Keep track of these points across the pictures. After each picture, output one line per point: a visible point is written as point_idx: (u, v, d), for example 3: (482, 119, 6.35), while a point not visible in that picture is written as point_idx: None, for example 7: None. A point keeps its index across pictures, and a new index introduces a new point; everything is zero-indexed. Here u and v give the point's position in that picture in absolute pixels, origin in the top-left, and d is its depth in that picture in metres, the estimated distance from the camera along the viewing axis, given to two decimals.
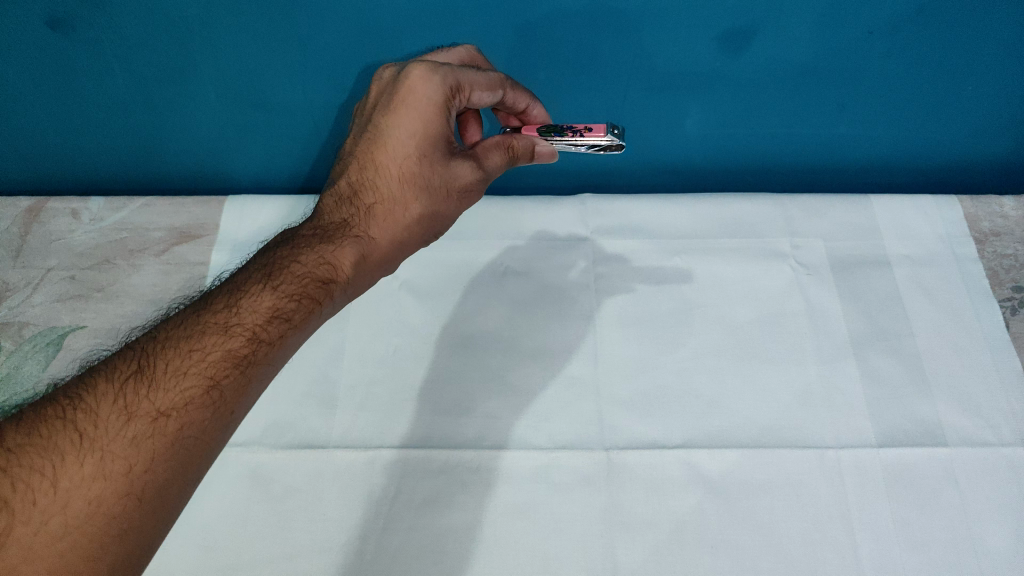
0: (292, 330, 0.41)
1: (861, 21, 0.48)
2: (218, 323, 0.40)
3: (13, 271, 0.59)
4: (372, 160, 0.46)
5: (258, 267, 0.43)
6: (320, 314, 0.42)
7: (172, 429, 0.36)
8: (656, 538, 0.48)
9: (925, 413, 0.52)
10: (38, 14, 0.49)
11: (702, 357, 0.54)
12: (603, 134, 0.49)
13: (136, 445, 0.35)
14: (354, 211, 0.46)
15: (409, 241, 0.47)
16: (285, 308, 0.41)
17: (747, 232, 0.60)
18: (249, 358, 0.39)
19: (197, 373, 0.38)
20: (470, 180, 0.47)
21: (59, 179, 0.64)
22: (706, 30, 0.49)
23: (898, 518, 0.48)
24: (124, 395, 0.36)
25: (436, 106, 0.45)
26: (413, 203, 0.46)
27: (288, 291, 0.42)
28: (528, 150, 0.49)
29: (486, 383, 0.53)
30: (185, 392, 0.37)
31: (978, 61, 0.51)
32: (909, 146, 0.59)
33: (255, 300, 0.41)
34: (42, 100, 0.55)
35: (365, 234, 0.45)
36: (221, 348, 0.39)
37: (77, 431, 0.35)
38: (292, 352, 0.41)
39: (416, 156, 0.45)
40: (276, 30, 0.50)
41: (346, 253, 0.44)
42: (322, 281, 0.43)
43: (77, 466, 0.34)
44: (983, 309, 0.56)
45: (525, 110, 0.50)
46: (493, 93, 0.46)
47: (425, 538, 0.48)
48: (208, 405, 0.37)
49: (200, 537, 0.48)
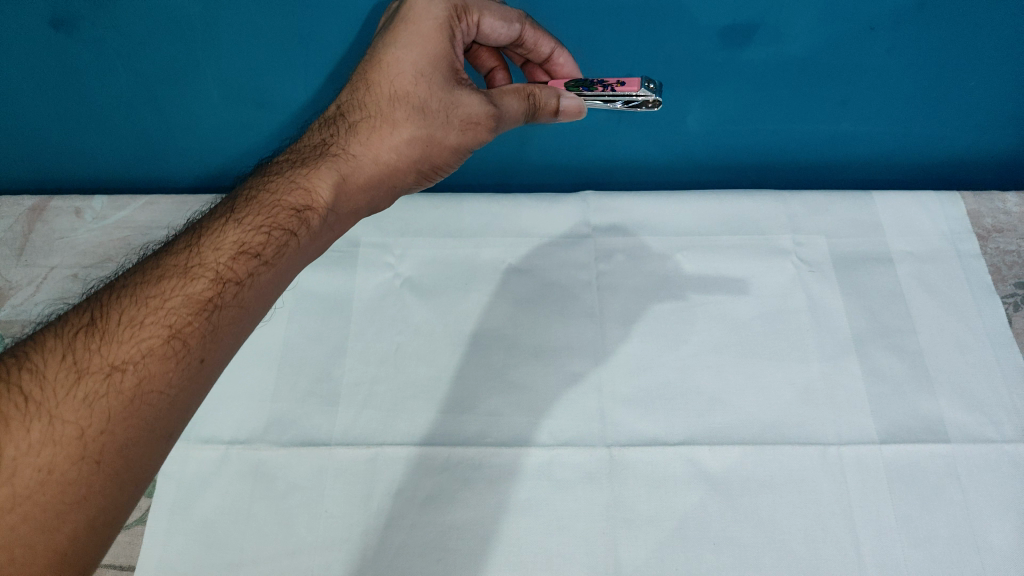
0: (262, 266, 0.40)
1: (864, 16, 0.48)
2: (179, 267, 0.39)
3: (16, 269, 0.60)
4: (365, 79, 0.47)
5: (229, 203, 0.43)
6: (296, 245, 0.42)
7: (128, 385, 0.35)
8: (658, 534, 0.48)
9: (928, 409, 0.52)
10: (41, 14, 0.49)
11: (704, 354, 0.54)
12: (637, 89, 0.48)
13: (89, 405, 0.34)
14: (339, 134, 0.46)
15: (399, 165, 0.47)
16: (253, 244, 0.40)
17: (749, 229, 0.60)
18: (215, 301, 0.38)
19: (155, 322, 0.37)
20: (471, 109, 0.46)
21: (61, 177, 0.64)
22: (708, 27, 0.48)
23: (899, 514, 0.48)
24: (74, 352, 0.35)
25: (437, 22, 0.47)
26: (403, 125, 0.46)
27: (258, 223, 0.41)
28: (552, 103, 0.48)
29: (488, 380, 0.53)
30: (142, 343, 0.36)
31: (981, 57, 0.51)
32: (911, 141, 0.59)
33: (218, 237, 0.40)
34: (44, 98, 0.55)
35: (347, 155, 0.45)
36: (181, 293, 0.38)
37: (21, 396, 0.34)
38: (263, 293, 0.40)
39: (414, 74, 0.46)
40: (279, 27, 0.50)
41: (322, 178, 0.44)
42: (296, 209, 0.42)
43: (24, 433, 0.33)
44: (986, 305, 0.56)
45: (550, 56, 0.50)
46: (506, 25, 0.47)
47: (428, 535, 0.48)
48: (168, 354, 0.36)
49: (204, 534, 0.48)
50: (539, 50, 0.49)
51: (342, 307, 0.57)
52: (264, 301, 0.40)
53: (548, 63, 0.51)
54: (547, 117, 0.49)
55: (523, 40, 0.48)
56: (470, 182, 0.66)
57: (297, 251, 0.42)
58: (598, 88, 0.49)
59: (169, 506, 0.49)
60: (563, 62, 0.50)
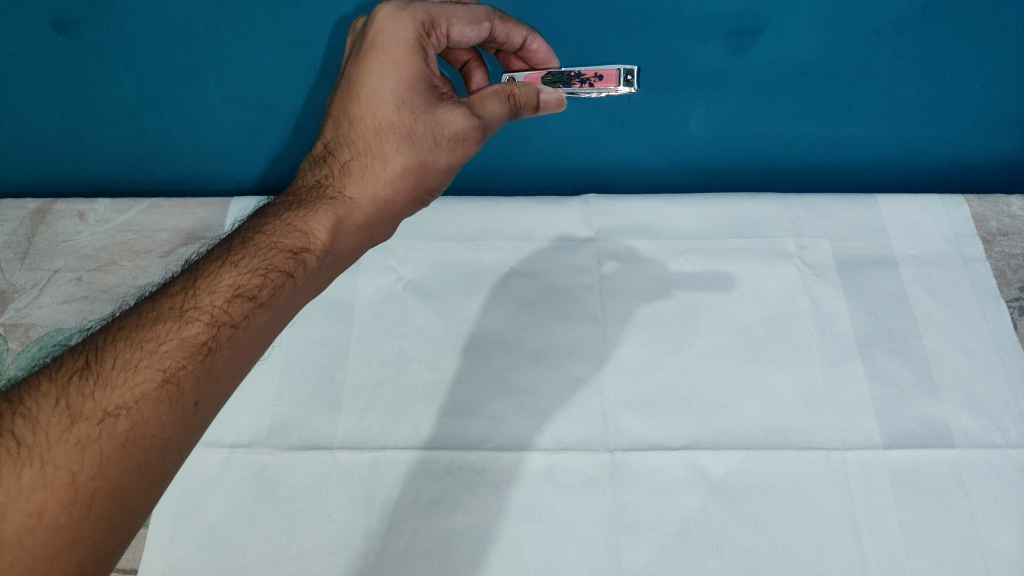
0: (257, 308, 0.40)
1: (867, 21, 0.48)
2: (175, 309, 0.39)
3: (20, 273, 0.60)
4: (347, 114, 0.46)
5: (226, 245, 0.43)
6: (294, 286, 0.42)
7: (121, 429, 0.35)
8: (661, 539, 0.48)
9: (932, 414, 0.52)
10: (44, 17, 0.49)
11: (707, 358, 0.54)
12: (615, 84, 0.49)
13: (81, 449, 0.34)
14: (333, 174, 0.46)
15: (395, 199, 0.47)
16: (249, 285, 0.40)
17: (752, 232, 0.59)
18: (209, 344, 0.38)
19: (149, 366, 0.37)
20: (457, 125, 0.46)
21: (66, 181, 0.65)
22: (710, 31, 0.48)
23: (903, 520, 0.48)
24: (68, 397, 0.35)
25: (408, 44, 0.45)
26: (394, 157, 0.46)
27: (253, 266, 0.41)
28: (530, 99, 0.47)
29: (491, 384, 0.53)
30: (136, 388, 0.36)
31: (984, 61, 0.50)
32: (915, 144, 0.59)
33: (215, 280, 0.40)
34: (48, 102, 0.56)
35: (344, 197, 0.45)
36: (176, 337, 0.38)
37: (14, 440, 0.34)
38: (260, 334, 0.40)
39: (395, 103, 0.45)
40: (281, 31, 0.50)
41: (318, 219, 0.44)
42: (292, 251, 0.42)
43: (15, 478, 0.33)
44: (991, 309, 0.56)
45: (523, 44, 0.48)
46: (476, 27, 0.45)
47: (430, 540, 0.48)
48: (161, 399, 0.36)
49: (206, 538, 0.48)
50: (513, 41, 0.48)
51: (344, 311, 0.57)
52: (261, 342, 0.40)
53: (522, 51, 0.49)
54: (529, 113, 0.49)
55: (494, 36, 0.47)
56: (472, 186, 0.66)
57: (294, 291, 0.42)
58: (576, 84, 0.49)
59: (171, 511, 0.49)
60: (537, 48, 0.48)
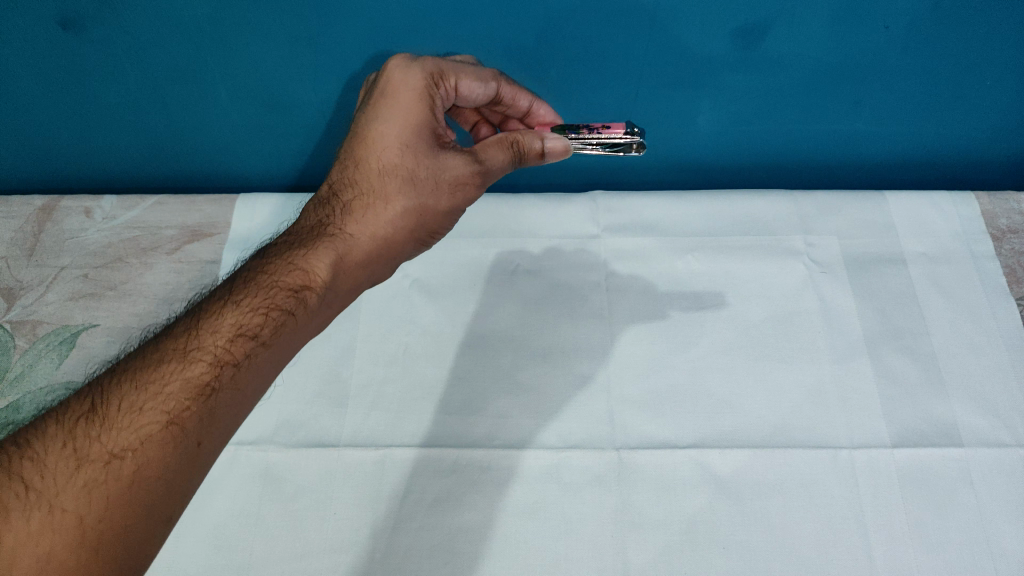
0: (259, 347, 0.40)
1: (877, 16, 0.47)
2: (178, 350, 0.39)
3: (26, 270, 0.59)
4: (353, 156, 0.47)
5: (229, 284, 0.43)
6: (294, 325, 0.42)
7: (126, 471, 0.35)
8: (668, 537, 0.47)
9: (940, 413, 0.51)
10: (50, 15, 0.49)
11: (715, 356, 0.54)
12: (625, 132, 0.49)
13: (88, 492, 0.35)
14: (335, 214, 0.46)
15: (396, 237, 0.46)
16: (251, 325, 0.40)
17: (760, 230, 0.59)
18: (212, 385, 0.38)
19: (154, 409, 0.37)
20: (457, 171, 0.47)
21: (73, 178, 0.65)
22: (718, 28, 0.48)
23: (911, 519, 0.48)
24: (75, 440, 0.36)
25: (418, 91, 0.46)
26: (395, 198, 0.46)
27: (255, 305, 0.41)
28: (535, 150, 0.48)
29: (497, 382, 0.53)
30: (140, 430, 0.36)
31: (995, 58, 0.50)
32: (925, 141, 0.58)
33: (217, 320, 0.40)
34: (55, 98, 0.56)
35: (344, 234, 0.45)
36: (179, 378, 0.38)
37: (23, 484, 0.34)
38: (261, 373, 0.40)
39: (399, 146, 0.46)
40: (288, 29, 0.50)
41: (319, 257, 0.44)
42: (294, 289, 0.42)
43: (24, 522, 0.34)
44: (1000, 307, 0.55)
45: (528, 109, 0.51)
46: (483, 85, 0.47)
47: (436, 538, 0.47)
48: (165, 441, 0.36)
49: (213, 536, 0.48)
50: (518, 104, 0.51)
51: (350, 309, 0.57)
52: (262, 381, 0.40)
53: (528, 115, 0.52)
54: (534, 161, 0.49)
55: (501, 95, 0.49)
56: None
57: (295, 330, 0.42)
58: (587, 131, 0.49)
59: None
60: (542, 113, 0.52)
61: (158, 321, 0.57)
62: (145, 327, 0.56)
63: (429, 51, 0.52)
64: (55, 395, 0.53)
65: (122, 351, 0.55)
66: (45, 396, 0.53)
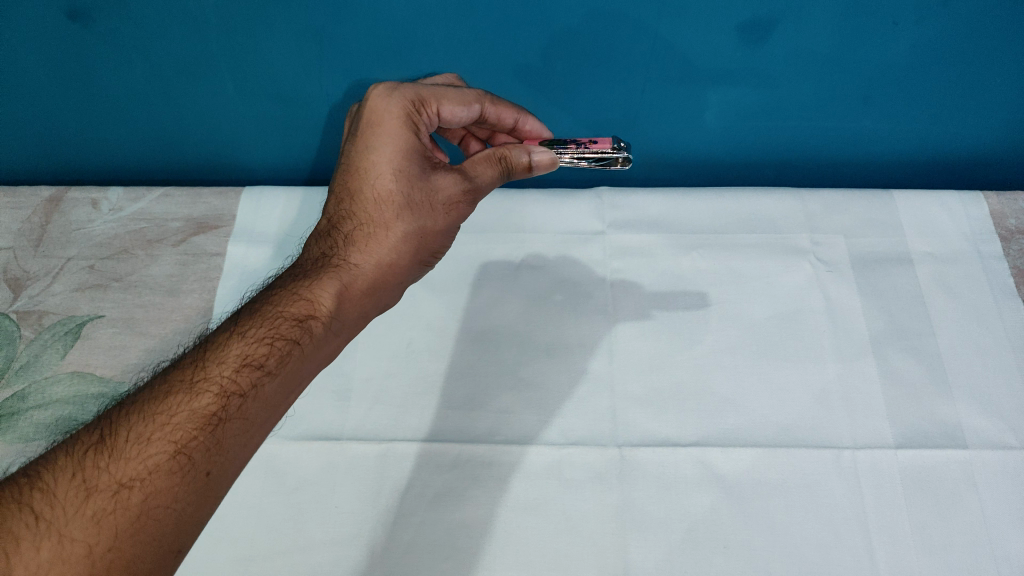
0: (265, 376, 0.39)
1: (885, 11, 0.47)
2: (185, 381, 0.38)
3: (33, 261, 0.59)
4: (348, 189, 0.46)
5: (232, 316, 0.42)
6: (300, 355, 0.41)
7: (135, 501, 0.34)
8: (668, 536, 0.47)
9: (945, 414, 0.51)
10: (59, 6, 0.50)
11: (719, 354, 0.54)
12: (609, 146, 0.49)
13: (97, 522, 0.34)
14: (337, 245, 0.45)
15: (399, 263, 0.46)
16: (257, 354, 0.40)
17: (766, 228, 0.59)
18: (219, 414, 0.37)
19: (162, 438, 0.36)
20: (448, 190, 0.46)
21: (82, 171, 0.65)
22: (725, 21, 0.48)
23: (915, 521, 0.47)
24: (84, 470, 0.35)
25: (400, 119, 0.46)
26: (395, 223, 0.45)
27: (260, 335, 0.40)
28: (522, 162, 0.48)
29: (500, 377, 0.53)
30: (149, 459, 0.35)
31: (1005, 54, 0.50)
32: (935, 140, 0.58)
33: (222, 350, 0.40)
34: (65, 89, 0.57)
35: (349, 264, 0.45)
36: (187, 408, 0.37)
37: (33, 514, 0.33)
38: (269, 403, 0.39)
39: (392, 173, 0.46)
40: (294, 22, 0.50)
41: (323, 287, 0.43)
42: (298, 319, 0.41)
43: (33, 552, 0.32)
44: (1008, 308, 0.55)
45: (515, 124, 0.51)
46: (466, 108, 0.48)
47: (437, 533, 0.47)
48: (173, 470, 0.36)
49: (214, 528, 0.48)
50: (505, 122, 0.51)
51: None
52: (271, 411, 0.39)
53: (515, 131, 0.52)
54: (522, 174, 0.49)
55: (485, 116, 0.50)
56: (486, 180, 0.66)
57: (301, 361, 0.41)
58: (571, 145, 0.49)
59: None
60: (530, 128, 0.51)
61: (163, 313, 0.57)
62: (151, 318, 0.56)
63: (435, 46, 0.52)
64: (60, 385, 0.53)
65: (129, 342, 0.55)
66: (52, 383, 0.53)
